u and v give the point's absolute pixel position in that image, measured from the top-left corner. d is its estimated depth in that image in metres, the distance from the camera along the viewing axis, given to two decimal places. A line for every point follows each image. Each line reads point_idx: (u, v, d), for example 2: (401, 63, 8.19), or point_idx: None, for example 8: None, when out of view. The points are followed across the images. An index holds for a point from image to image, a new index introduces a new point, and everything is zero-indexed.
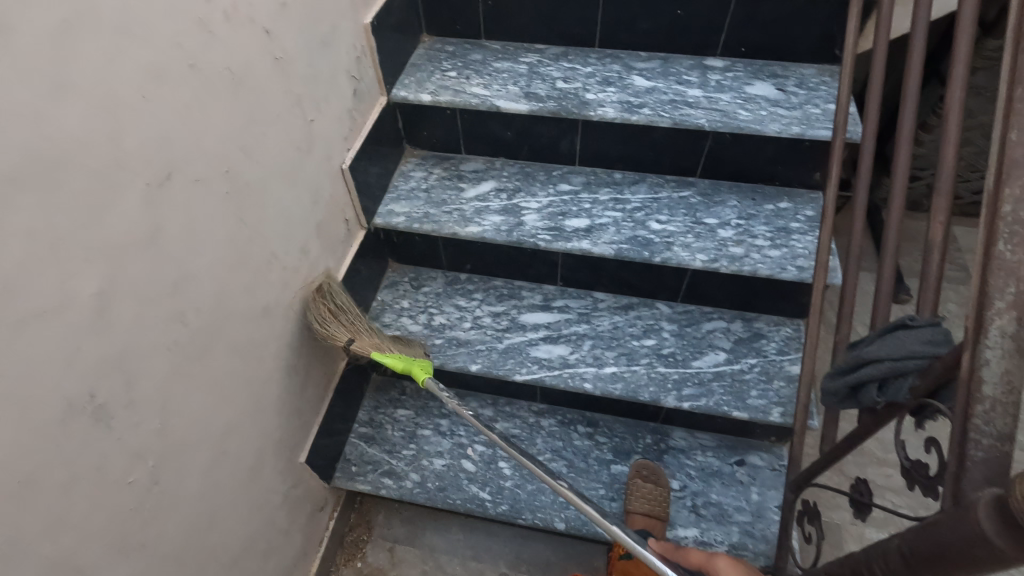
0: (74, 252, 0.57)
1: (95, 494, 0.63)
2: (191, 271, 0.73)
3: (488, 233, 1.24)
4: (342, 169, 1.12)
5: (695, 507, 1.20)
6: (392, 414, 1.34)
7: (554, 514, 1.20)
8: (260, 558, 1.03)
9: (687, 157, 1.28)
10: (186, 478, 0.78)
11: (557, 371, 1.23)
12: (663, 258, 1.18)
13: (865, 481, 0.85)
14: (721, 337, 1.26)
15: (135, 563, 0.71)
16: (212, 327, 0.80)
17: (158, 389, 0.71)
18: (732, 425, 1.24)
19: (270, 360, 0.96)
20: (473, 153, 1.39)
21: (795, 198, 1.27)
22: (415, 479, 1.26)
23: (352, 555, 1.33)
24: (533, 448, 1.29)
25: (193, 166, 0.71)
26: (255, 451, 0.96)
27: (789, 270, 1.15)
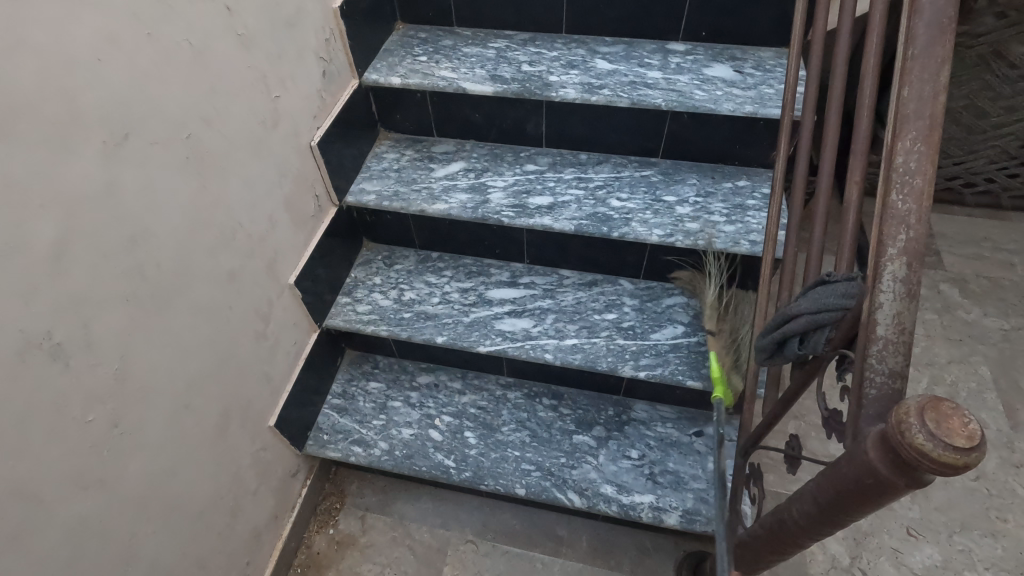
0: (29, 198, 0.63)
1: (52, 426, 0.69)
2: (149, 228, 0.79)
3: (455, 210, 1.29)
4: (312, 146, 1.17)
5: (652, 475, 1.23)
6: (364, 387, 1.39)
7: (515, 480, 1.24)
8: (228, 514, 1.08)
9: (648, 138, 1.32)
10: (147, 425, 0.84)
11: (519, 342, 1.27)
12: (621, 233, 1.22)
13: (795, 437, 0.89)
14: (680, 311, 1.30)
15: (96, 498, 0.77)
16: (174, 284, 0.85)
17: (117, 336, 0.76)
18: (690, 396, 1.28)
19: (237, 322, 1.01)
20: (444, 136, 1.44)
21: (753, 177, 1.31)
22: (383, 447, 1.31)
23: (325, 522, 1.38)
24: (498, 419, 1.33)
25: (151, 129, 0.77)
26: (221, 409, 1.01)
27: (742, 244, 1.19)
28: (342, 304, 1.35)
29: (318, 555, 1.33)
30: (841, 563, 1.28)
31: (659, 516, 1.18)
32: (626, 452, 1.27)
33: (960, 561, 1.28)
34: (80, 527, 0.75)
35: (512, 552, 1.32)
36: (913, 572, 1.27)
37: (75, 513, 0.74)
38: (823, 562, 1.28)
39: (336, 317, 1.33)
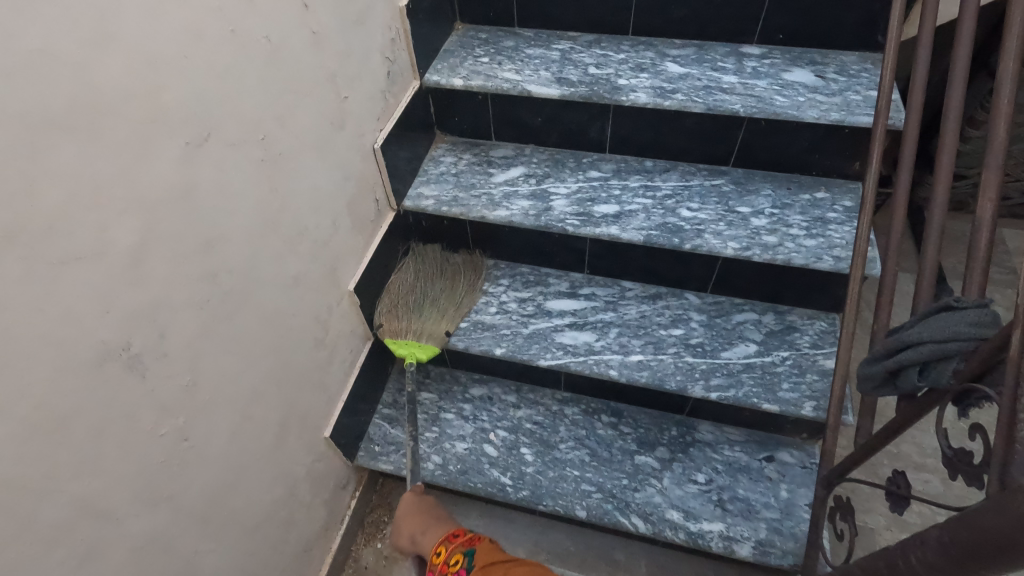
0: (115, 200, 0.59)
1: (125, 442, 0.65)
2: (223, 233, 0.75)
3: (516, 217, 1.24)
4: (373, 149, 1.13)
5: (721, 502, 1.17)
6: (416, 396, 1.35)
7: (575, 501, 1.18)
8: (282, 528, 1.04)
9: (720, 146, 1.26)
10: (212, 437, 0.80)
11: (581, 357, 1.21)
12: (693, 246, 1.16)
13: (902, 473, 0.81)
14: (751, 329, 1.23)
15: (162, 514, 0.73)
16: (243, 291, 0.82)
17: (189, 345, 0.73)
18: (762, 419, 1.21)
19: (299, 329, 0.98)
20: (503, 140, 1.40)
21: (832, 188, 1.23)
22: (436, 461, 1.26)
23: (373, 535, 1.34)
24: (555, 436, 1.28)
25: (228, 130, 0.73)
26: (280, 419, 0.97)
27: (825, 260, 1.11)
28: None
29: (366, 569, 1.30)
30: None
31: (729, 546, 1.12)
32: (692, 476, 1.20)
33: None
34: (146, 544, 0.72)
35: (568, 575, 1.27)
36: None
37: (141, 529, 0.70)
38: None
39: None
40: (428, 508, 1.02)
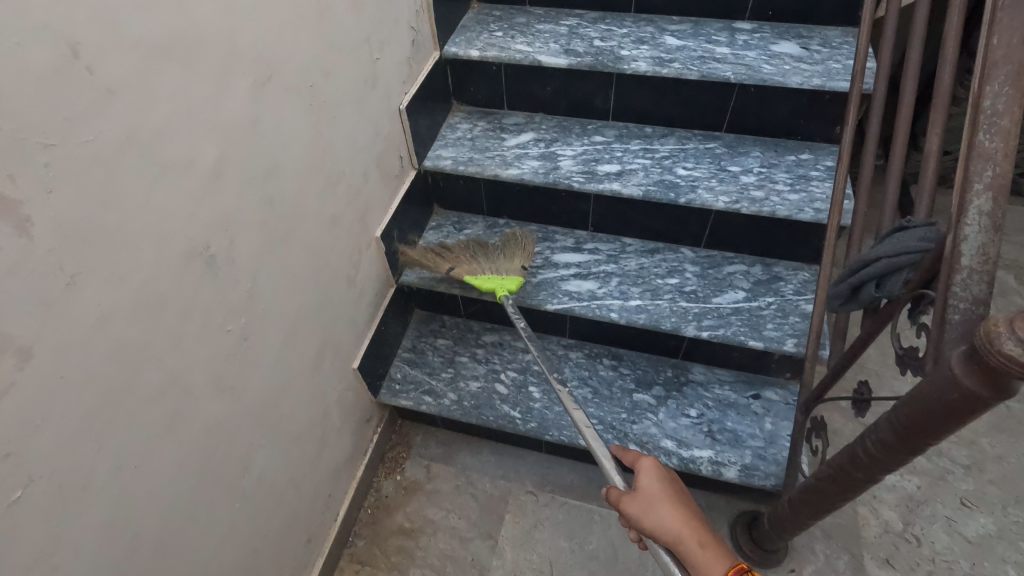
0: (204, 120, 0.71)
1: (203, 331, 0.77)
2: (280, 164, 0.88)
3: (527, 175, 1.36)
4: (400, 109, 1.25)
5: (711, 432, 1.29)
6: (433, 342, 1.48)
7: (579, 432, 1.31)
8: (317, 446, 1.16)
9: (712, 113, 1.38)
10: (266, 345, 0.92)
11: (585, 302, 1.33)
12: (688, 199, 1.28)
13: (865, 382, 0.93)
14: (740, 278, 1.35)
15: (227, 403, 0.85)
16: (293, 220, 0.94)
17: (251, 258, 0.85)
18: (749, 360, 1.32)
19: (335, 263, 1.10)
20: (514, 109, 1.52)
21: (816, 151, 1.35)
22: (452, 398, 1.38)
23: (393, 469, 1.46)
24: (561, 376, 1.40)
25: (286, 75, 0.85)
26: (318, 343, 1.09)
27: (806, 212, 1.23)
28: (416, 263, 1.43)
29: (386, 498, 1.41)
30: (894, 528, 1.31)
31: (718, 469, 1.23)
32: (685, 411, 1.32)
33: (1014, 531, 1.29)
34: (215, 425, 0.83)
35: (571, 503, 1.39)
36: (967, 540, 1.29)
37: (212, 411, 0.82)
38: (876, 526, 1.31)
39: (411, 274, 1.41)
40: (679, 495, 0.80)
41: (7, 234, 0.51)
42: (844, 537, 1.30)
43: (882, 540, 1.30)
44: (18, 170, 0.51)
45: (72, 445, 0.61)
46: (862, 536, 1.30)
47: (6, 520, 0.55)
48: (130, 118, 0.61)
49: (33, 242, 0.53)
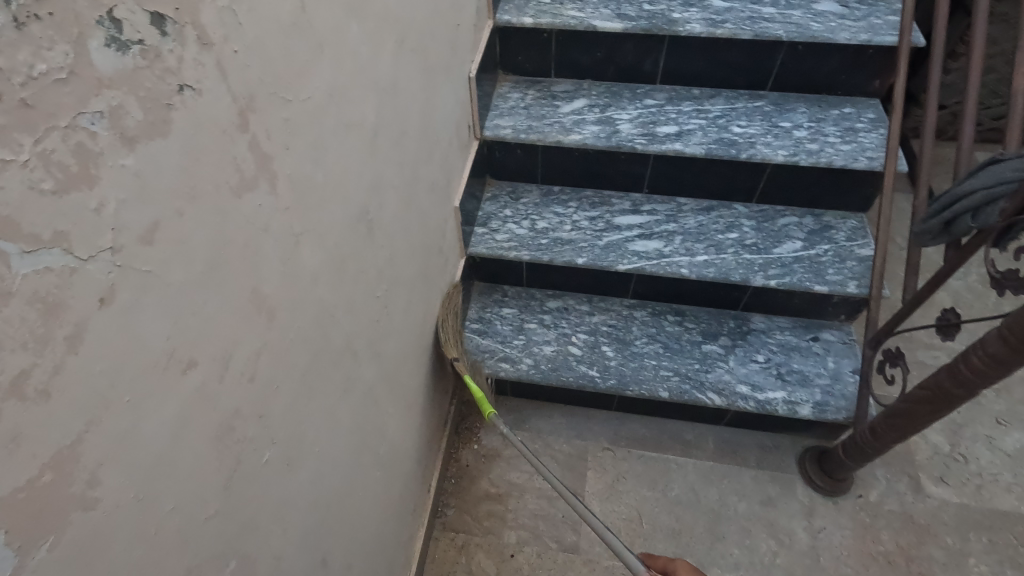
0: (367, 80, 0.70)
1: (363, 296, 0.77)
2: (406, 128, 0.87)
3: (590, 140, 1.39)
4: (469, 77, 1.25)
5: (780, 374, 1.37)
6: (498, 312, 1.50)
7: (657, 385, 1.36)
8: (420, 415, 1.17)
9: (759, 72, 1.43)
10: (395, 312, 0.93)
11: (655, 260, 1.38)
12: (749, 155, 1.34)
13: (951, 308, 1.01)
14: (795, 229, 1.42)
15: (375, 369, 0.86)
16: (411, 186, 0.94)
17: (389, 225, 0.85)
18: (809, 305, 1.40)
19: (432, 232, 1.10)
20: (561, 77, 1.54)
21: (857, 104, 1.43)
22: (529, 362, 1.41)
23: (468, 439, 1.48)
24: (630, 334, 1.45)
25: (410, 38, 0.85)
26: (421, 313, 1.10)
27: (860, 161, 1.31)
28: (480, 234, 1.45)
29: (468, 467, 1.44)
30: (942, 450, 1.42)
31: (793, 407, 1.32)
32: (753, 357, 1.40)
33: None
34: (368, 391, 0.83)
35: (647, 455, 1.45)
36: (1007, 453, 1.41)
37: (367, 378, 0.82)
38: (926, 449, 1.43)
39: (477, 245, 1.43)
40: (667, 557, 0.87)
41: (263, 190, 0.50)
42: (900, 461, 1.41)
43: (934, 461, 1.41)
44: (271, 125, 0.50)
45: (294, 407, 0.61)
46: (916, 459, 1.41)
47: (258, 480, 0.55)
48: (328, 76, 0.60)
49: (278, 199, 0.53)
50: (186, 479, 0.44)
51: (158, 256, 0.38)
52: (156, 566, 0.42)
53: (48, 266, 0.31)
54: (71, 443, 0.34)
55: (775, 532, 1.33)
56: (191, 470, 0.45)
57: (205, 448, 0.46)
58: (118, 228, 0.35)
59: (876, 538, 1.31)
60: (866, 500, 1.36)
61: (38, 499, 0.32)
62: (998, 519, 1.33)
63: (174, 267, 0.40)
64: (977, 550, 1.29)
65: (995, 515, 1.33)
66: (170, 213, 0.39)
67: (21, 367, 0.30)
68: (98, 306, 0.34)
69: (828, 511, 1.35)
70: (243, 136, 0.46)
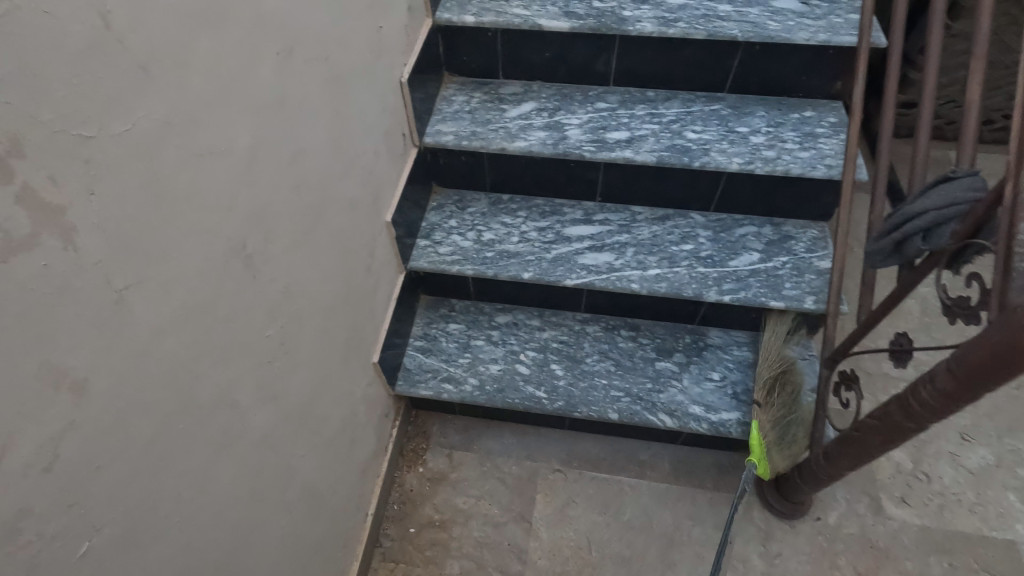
0: (233, 101, 0.62)
1: (246, 337, 0.70)
2: (304, 146, 0.79)
3: (535, 147, 1.31)
4: (401, 82, 1.17)
5: (736, 394, 1.30)
6: (445, 328, 1.42)
7: (607, 406, 1.30)
8: (348, 446, 1.10)
9: (716, 72, 1.36)
10: (300, 347, 0.85)
11: (605, 274, 1.31)
12: (702, 163, 1.27)
13: (904, 333, 0.95)
14: (753, 240, 1.35)
15: (272, 413, 0.78)
16: (317, 209, 0.86)
17: (284, 254, 0.77)
18: (767, 319, 1.34)
19: (354, 252, 1.02)
20: (510, 78, 1.45)
21: (818, 107, 1.35)
22: (474, 383, 1.34)
23: (414, 461, 1.42)
24: (582, 351, 1.38)
25: (304, 47, 0.76)
26: (344, 339, 1.02)
27: (818, 169, 1.24)
28: (423, 246, 1.37)
29: (412, 492, 1.37)
30: (905, 468, 1.37)
31: (747, 429, 1.26)
32: (709, 374, 1.33)
33: (1012, 458, 1.37)
34: (261, 438, 0.76)
35: (600, 476, 1.38)
36: (970, 471, 1.36)
37: (257, 425, 0.74)
38: (888, 468, 1.37)
39: (419, 259, 1.35)
40: None
41: (51, 247, 0.42)
42: (861, 481, 1.36)
43: (895, 480, 1.36)
44: (57, 170, 0.42)
45: (133, 482, 0.53)
46: (877, 478, 1.36)
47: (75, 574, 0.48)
48: (163, 101, 0.52)
49: (79, 253, 0.45)
50: None
51: None
52: None
53: None
54: None
55: (728, 558, 1.27)
56: None
57: None
58: None
59: (833, 563, 1.26)
60: (825, 522, 1.31)
61: None
62: (959, 541, 1.28)
63: None
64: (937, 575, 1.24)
65: (957, 537, 1.28)
66: None
67: None
68: None
69: (784, 535, 1.30)
70: (6, 187, 0.39)
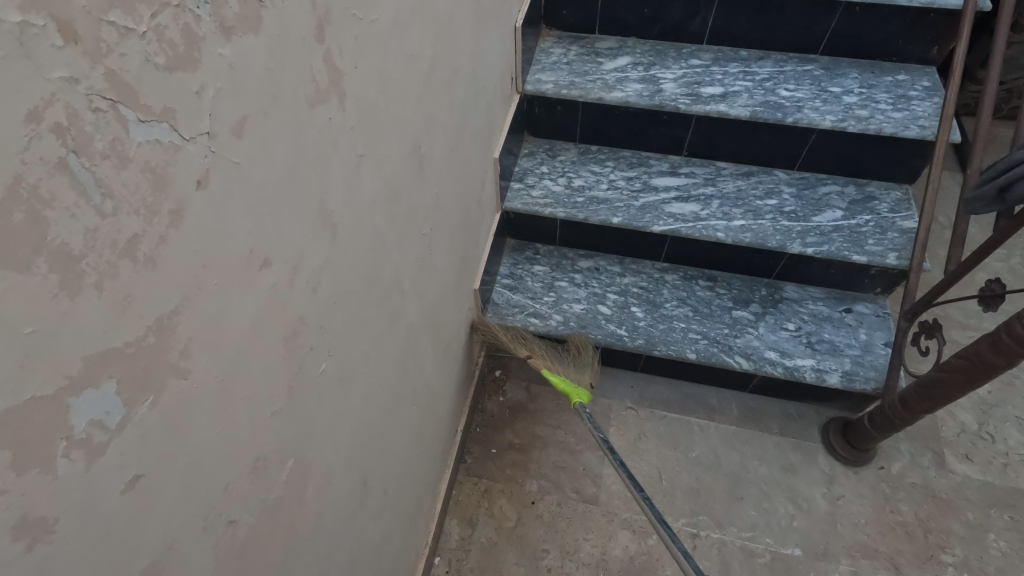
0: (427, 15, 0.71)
1: (412, 230, 0.79)
2: (457, 70, 0.88)
3: (632, 98, 1.37)
4: (515, 27, 1.25)
5: (811, 343, 1.36)
6: (530, 269, 1.51)
7: (686, 346, 1.37)
8: (453, 360, 1.20)
9: (812, 34, 1.39)
10: (437, 254, 0.95)
11: (691, 223, 1.37)
12: (795, 119, 1.31)
13: (997, 280, 0.99)
14: (836, 198, 1.40)
15: (417, 306, 0.88)
16: (458, 133, 0.94)
17: (438, 165, 0.86)
18: (845, 276, 1.39)
19: (474, 180, 1.11)
20: (605, 35, 1.52)
21: (911, 72, 1.38)
22: (558, 319, 1.43)
23: (494, 390, 1.52)
24: (660, 297, 1.45)
25: None
26: (460, 260, 1.11)
27: (911, 129, 1.27)
28: (517, 189, 1.45)
29: (493, 417, 1.48)
30: (970, 429, 1.41)
31: (821, 375, 1.32)
32: (784, 324, 1.39)
33: None
34: (410, 325, 0.86)
35: (670, 416, 1.46)
36: None
37: (409, 312, 0.85)
38: (954, 427, 1.42)
39: (513, 200, 1.44)
40: None
41: (334, 105, 0.52)
42: (926, 437, 1.41)
43: (960, 439, 1.40)
44: (342, 41, 0.51)
45: (348, 325, 0.64)
46: (942, 436, 1.41)
47: (317, 388, 0.59)
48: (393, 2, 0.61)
49: (344, 115, 0.54)
50: (257, 371, 0.47)
51: (244, 149, 0.40)
52: (230, 450, 0.45)
53: (158, 138, 0.33)
54: (169, 314, 0.36)
55: (794, 497, 1.34)
56: (264, 361, 0.48)
57: (274, 346, 0.49)
58: (214, 115, 0.37)
59: (895, 509, 1.32)
60: (888, 472, 1.37)
61: (145, 358, 0.35)
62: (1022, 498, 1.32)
63: (259, 161, 0.42)
64: (997, 527, 1.29)
65: (1019, 494, 1.33)
66: (255, 110, 0.41)
67: (133, 231, 0.32)
68: (195, 188, 0.36)
69: (848, 480, 1.36)
70: (319, 47, 0.48)
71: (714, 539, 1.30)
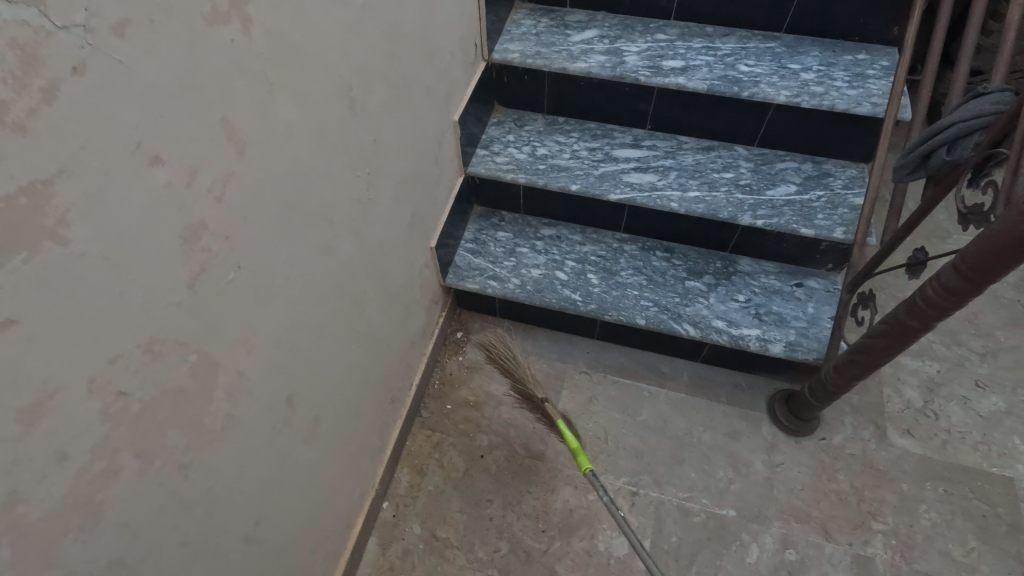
0: None
1: (343, 169, 0.84)
2: (400, 22, 0.92)
3: (594, 68, 1.40)
4: None
5: (759, 314, 1.40)
6: (493, 235, 1.56)
7: (636, 312, 1.41)
8: (404, 312, 1.25)
9: (775, 11, 1.42)
10: (379, 201, 1.00)
11: (646, 193, 1.41)
12: (751, 93, 1.34)
13: (922, 248, 1.02)
14: (792, 174, 1.42)
15: (354, 246, 0.93)
16: (403, 86, 0.99)
17: (376, 112, 0.91)
18: (797, 251, 1.42)
19: (427, 137, 1.16)
20: (576, 8, 1.55)
21: (872, 51, 1.40)
22: (516, 282, 1.48)
23: (455, 350, 1.57)
24: (617, 265, 1.49)
25: None
26: (411, 214, 1.16)
27: (863, 105, 1.29)
28: (482, 155, 1.50)
29: (451, 375, 1.53)
30: (915, 405, 1.44)
31: (765, 345, 1.35)
32: (734, 295, 1.43)
33: None
34: (346, 262, 0.92)
35: (622, 381, 1.51)
36: (980, 415, 1.42)
37: (343, 250, 0.90)
38: (899, 403, 1.45)
39: (477, 166, 1.48)
40: None
41: (237, 28, 0.57)
42: (871, 411, 1.44)
43: (904, 414, 1.43)
44: None
45: (263, 244, 0.69)
46: (886, 411, 1.44)
47: (224, 295, 0.64)
48: None
49: (250, 40, 0.59)
50: (150, 260, 0.52)
51: (128, 49, 0.45)
52: (119, 326, 0.50)
53: (25, 20, 0.38)
54: (43, 181, 0.41)
55: (734, 462, 1.38)
56: (159, 252, 0.53)
57: (169, 242, 0.54)
58: (91, 11, 0.42)
59: (832, 477, 1.35)
60: (829, 442, 1.40)
61: (18, 214, 0.40)
62: (959, 472, 1.35)
63: (146, 62, 0.47)
64: (930, 498, 1.32)
65: (956, 469, 1.35)
66: (140, 16, 0.46)
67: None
68: (71, 73, 0.41)
69: (789, 449, 1.40)
70: None
71: (653, 497, 1.34)
